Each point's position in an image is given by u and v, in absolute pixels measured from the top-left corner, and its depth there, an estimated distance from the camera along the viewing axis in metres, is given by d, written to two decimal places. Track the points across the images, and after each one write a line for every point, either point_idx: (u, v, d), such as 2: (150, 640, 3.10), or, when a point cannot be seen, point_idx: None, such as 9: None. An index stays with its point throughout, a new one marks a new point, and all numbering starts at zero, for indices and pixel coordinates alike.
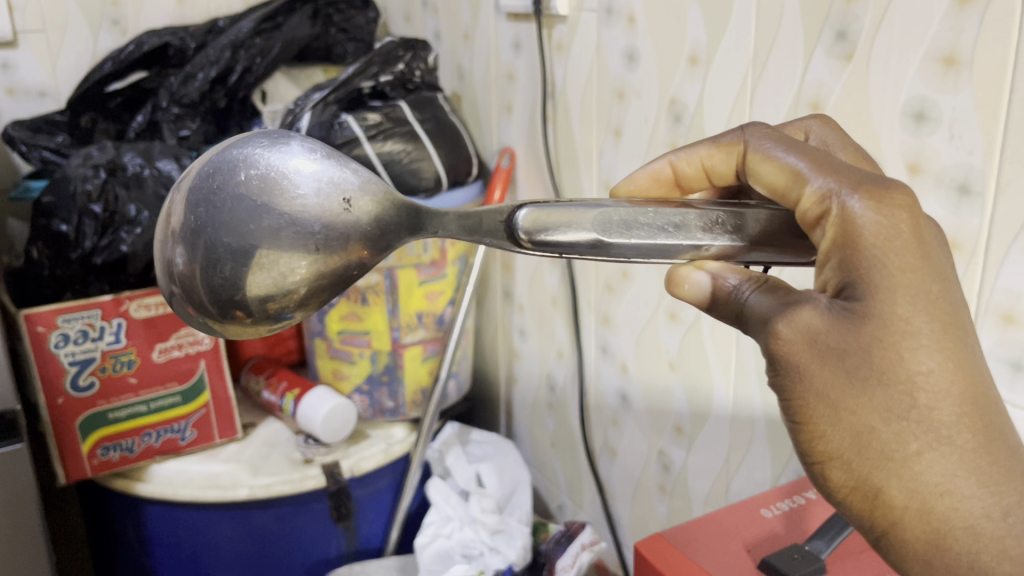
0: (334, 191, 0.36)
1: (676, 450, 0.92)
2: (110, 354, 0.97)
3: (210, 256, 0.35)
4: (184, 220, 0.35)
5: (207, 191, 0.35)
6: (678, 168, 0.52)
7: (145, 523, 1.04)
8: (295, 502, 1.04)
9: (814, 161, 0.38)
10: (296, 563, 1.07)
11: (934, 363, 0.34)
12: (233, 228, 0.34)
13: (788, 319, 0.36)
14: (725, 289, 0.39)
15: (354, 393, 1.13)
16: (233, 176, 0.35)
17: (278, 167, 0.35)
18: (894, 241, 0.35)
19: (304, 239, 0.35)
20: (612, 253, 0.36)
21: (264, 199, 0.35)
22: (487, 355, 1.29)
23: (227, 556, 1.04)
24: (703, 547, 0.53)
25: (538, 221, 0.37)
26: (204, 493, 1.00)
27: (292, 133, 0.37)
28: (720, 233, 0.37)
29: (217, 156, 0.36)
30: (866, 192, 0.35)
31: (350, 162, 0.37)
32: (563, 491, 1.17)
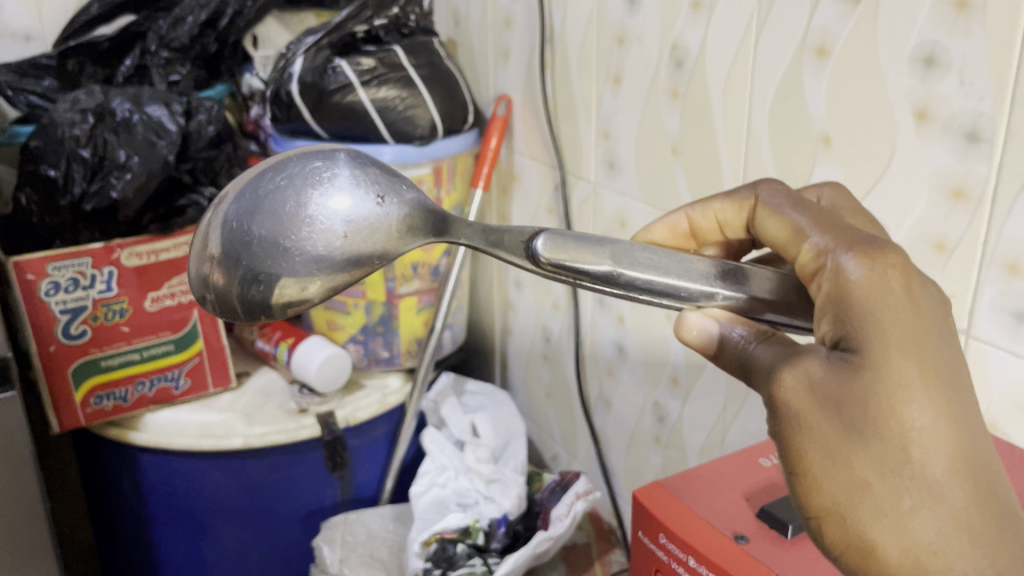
0: (366, 209, 0.36)
1: (671, 401, 0.91)
2: (102, 302, 0.96)
3: (245, 247, 0.35)
4: (225, 213, 0.36)
5: (252, 200, 0.36)
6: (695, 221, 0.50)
7: (139, 472, 1.04)
8: (291, 451, 1.04)
9: (812, 216, 0.39)
10: (291, 512, 1.07)
11: (927, 418, 0.32)
12: (268, 239, 0.35)
13: (791, 369, 0.34)
14: (731, 339, 0.37)
15: (349, 343, 1.12)
16: (279, 188, 0.36)
17: (320, 187, 0.36)
18: (886, 296, 0.34)
19: (337, 240, 0.35)
20: (624, 281, 0.34)
21: (304, 196, 0.35)
22: (483, 307, 1.28)
23: (221, 505, 1.04)
24: (700, 495, 0.52)
25: (557, 247, 0.35)
26: (199, 442, 1.00)
27: (342, 152, 0.38)
28: (728, 285, 0.36)
29: (273, 168, 0.37)
30: (860, 250, 0.35)
31: (389, 178, 0.37)
32: (557, 442, 1.17)
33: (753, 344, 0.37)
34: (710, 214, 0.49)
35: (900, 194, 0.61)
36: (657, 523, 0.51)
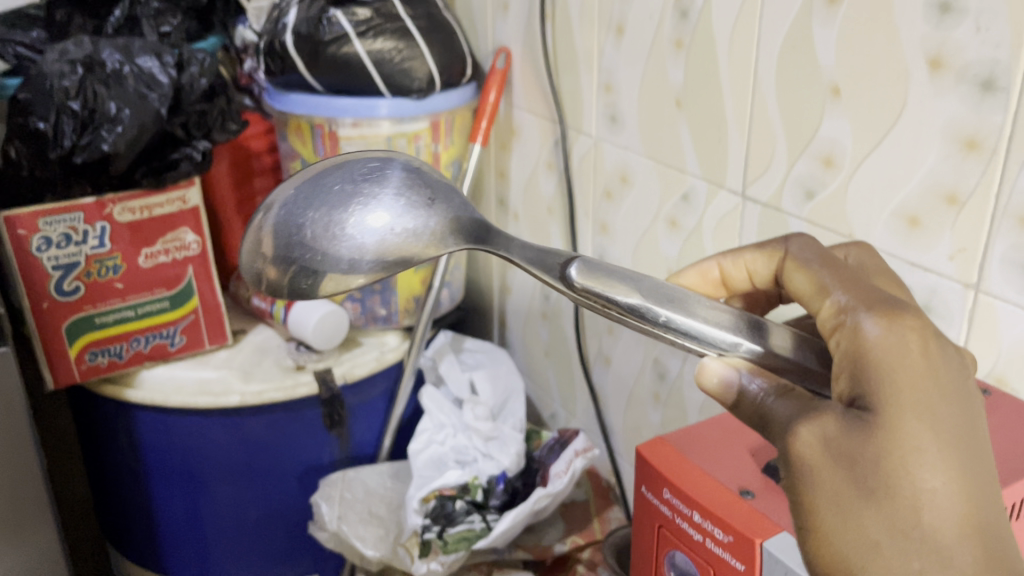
0: (404, 216, 0.42)
1: (671, 359, 0.91)
2: (95, 259, 0.95)
3: (297, 232, 0.41)
4: (283, 204, 0.42)
5: (307, 202, 0.42)
6: (728, 271, 0.51)
7: (136, 429, 1.03)
8: (288, 408, 1.03)
9: (836, 277, 0.41)
10: (289, 469, 1.06)
11: (938, 480, 0.33)
12: (318, 237, 0.41)
13: (809, 423, 0.35)
14: (749, 392, 0.37)
15: (346, 300, 1.11)
16: (330, 193, 0.42)
17: (367, 198, 0.42)
18: (905, 357, 0.35)
19: (379, 237, 0.41)
20: (651, 313, 0.35)
21: (353, 194, 0.42)
22: (481, 264, 1.27)
23: (218, 462, 1.03)
24: (705, 451, 0.52)
25: (593, 279, 0.37)
26: (195, 399, 0.99)
27: (382, 165, 0.44)
28: (753, 336, 0.36)
29: (324, 176, 0.43)
30: (880, 312, 0.37)
31: (422, 189, 0.43)
32: (556, 400, 1.17)
33: (772, 398, 0.37)
34: (741, 265, 0.50)
35: (910, 145, 0.60)
36: (661, 479, 0.50)
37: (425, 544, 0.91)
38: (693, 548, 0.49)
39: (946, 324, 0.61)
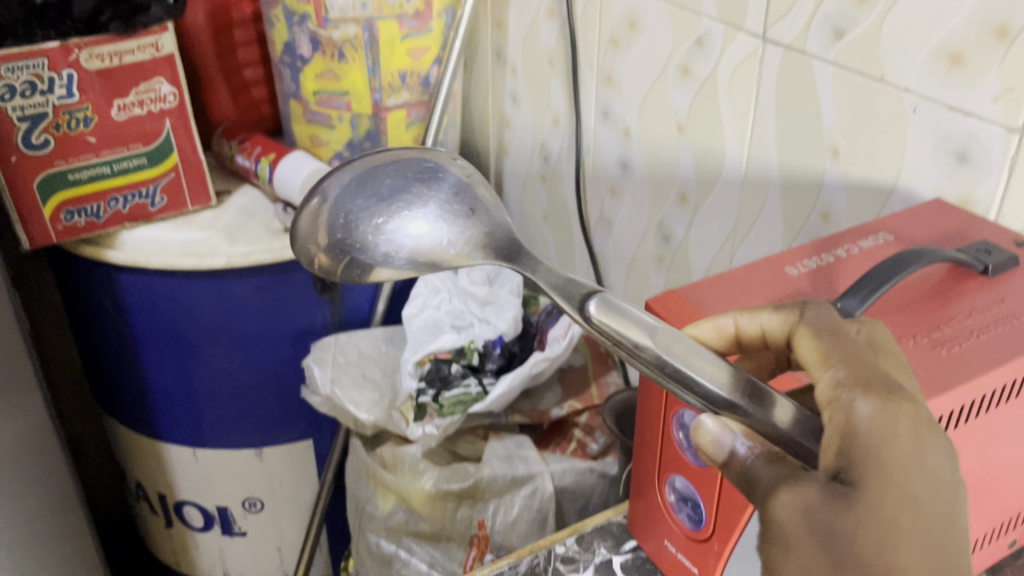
0: (435, 219, 0.51)
1: (677, 220, 0.86)
2: (64, 110, 0.88)
3: (346, 220, 0.52)
4: (339, 194, 0.53)
5: (364, 196, 0.53)
6: (740, 328, 0.43)
7: (119, 291, 0.99)
8: (276, 271, 0.98)
9: (843, 350, 0.37)
10: (280, 333, 1.02)
11: (916, 562, 0.31)
12: (365, 226, 0.52)
13: (789, 490, 0.33)
14: (735, 453, 0.36)
15: (334, 160, 1.05)
16: (382, 194, 0.53)
17: (409, 203, 0.52)
18: (894, 437, 0.32)
19: (411, 239, 0.50)
20: (645, 354, 0.37)
21: (398, 198, 0.52)
22: (476, 123, 1.21)
23: (207, 325, 1.00)
24: (721, 304, 0.48)
25: (605, 311, 0.39)
26: (179, 261, 0.95)
27: (434, 176, 0.54)
28: (752, 402, 0.35)
29: (384, 181, 0.53)
30: (875, 393, 0.34)
31: (458, 199, 0.52)
32: (554, 266, 1.13)
33: (760, 463, 0.36)
34: (753, 322, 0.43)
35: None
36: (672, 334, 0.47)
37: (420, 408, 0.88)
38: None
39: (983, 174, 0.56)
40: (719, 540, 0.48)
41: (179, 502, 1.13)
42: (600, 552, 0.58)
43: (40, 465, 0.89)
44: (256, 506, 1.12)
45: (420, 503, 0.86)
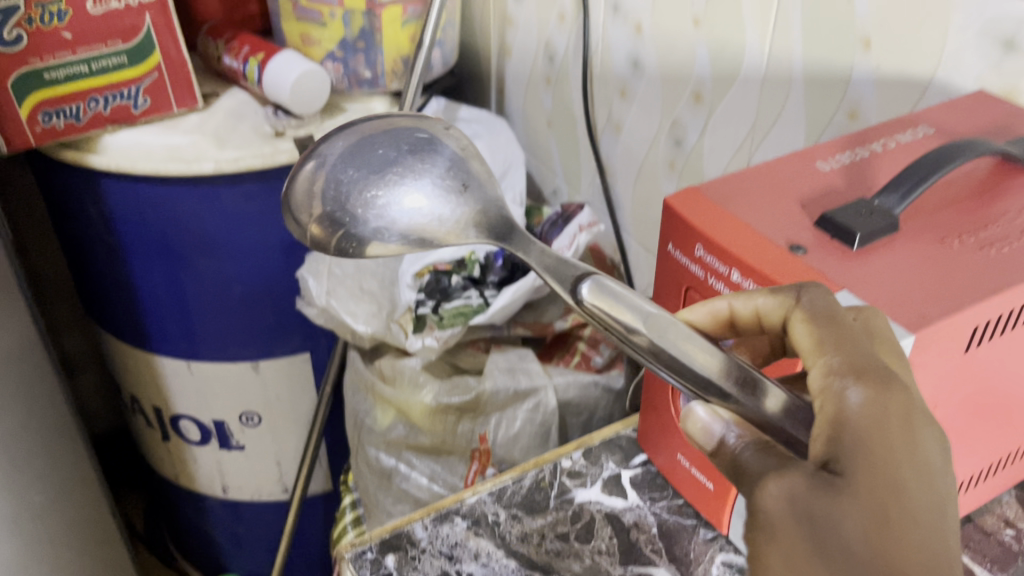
0: (442, 199, 0.44)
1: (690, 122, 0.81)
2: (35, 2, 0.82)
3: (339, 185, 0.44)
4: (332, 158, 0.45)
5: (360, 163, 0.45)
6: (734, 311, 0.38)
7: (104, 198, 0.95)
8: (268, 178, 0.93)
9: (837, 331, 0.34)
10: (272, 242, 0.98)
11: (911, 556, 0.29)
12: (363, 199, 0.44)
13: (777, 477, 0.31)
14: (725, 443, 0.34)
15: (326, 60, 0.99)
16: (380, 161, 0.45)
17: (412, 176, 0.44)
18: (885, 426, 0.31)
19: (412, 215, 0.43)
20: (639, 338, 0.33)
21: (398, 164, 0.45)
22: (477, 22, 1.14)
23: (198, 235, 0.95)
24: (746, 200, 0.44)
25: (596, 291, 0.34)
26: (166, 166, 0.89)
27: (436, 147, 0.46)
28: (745, 392, 0.32)
29: (380, 146, 0.46)
30: (866, 380, 0.32)
31: (465, 177, 0.45)
32: (558, 175, 1.08)
33: (750, 451, 0.33)
34: (749, 306, 0.37)
35: None
36: (692, 233, 0.43)
37: (419, 319, 0.85)
38: None
39: None
40: None
41: (175, 415, 1.11)
42: (607, 466, 0.56)
43: (32, 376, 0.86)
44: (253, 420, 1.10)
45: (419, 416, 0.84)
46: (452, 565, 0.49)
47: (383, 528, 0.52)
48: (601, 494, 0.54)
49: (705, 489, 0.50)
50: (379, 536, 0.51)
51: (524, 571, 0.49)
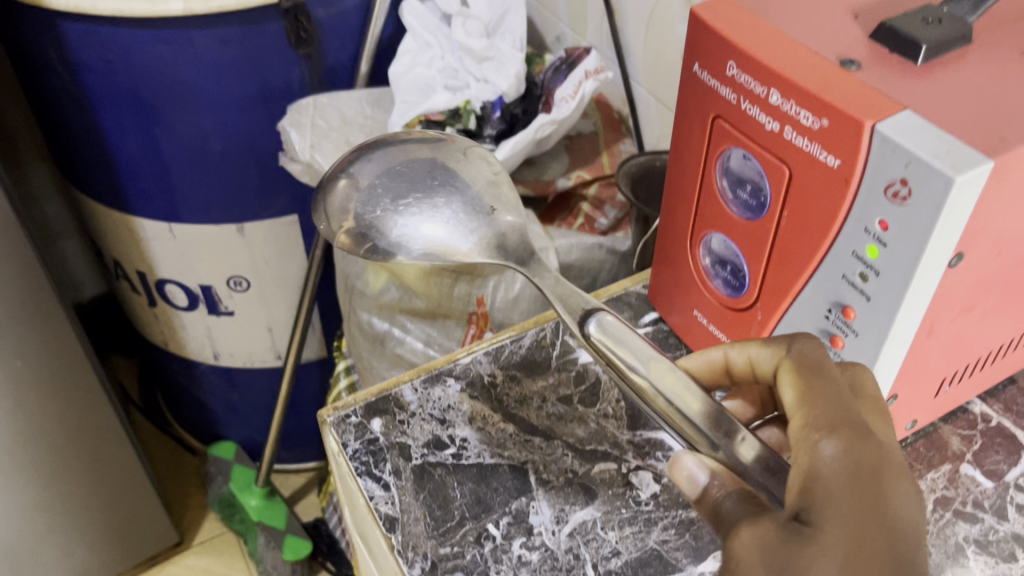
0: (461, 213, 0.44)
1: None
2: None
3: (371, 203, 0.45)
4: (366, 171, 0.47)
5: (390, 175, 0.46)
6: (729, 360, 0.37)
7: (66, 43, 0.82)
8: (244, 20, 0.79)
9: (819, 382, 0.32)
10: (244, 83, 0.83)
11: None
12: (388, 206, 0.45)
13: (749, 525, 0.28)
14: (710, 493, 0.31)
15: None
16: (410, 173, 0.46)
17: (435, 194, 0.45)
18: (861, 481, 0.28)
19: (429, 231, 0.43)
20: (634, 377, 0.33)
21: (427, 186, 0.45)
22: None
23: (172, 84, 0.83)
24: (789, 11, 0.37)
25: (605, 332, 0.35)
26: (131, 7, 0.77)
27: (465, 169, 0.47)
28: (723, 442, 0.32)
29: (412, 163, 0.47)
30: (844, 434, 0.29)
31: (487, 198, 0.45)
32: (563, 19, 0.99)
33: (732, 501, 0.30)
34: (743, 355, 0.37)
35: None
36: (725, 48, 0.36)
37: None
38: (763, 145, 0.36)
39: None
40: (764, 310, 0.41)
41: (160, 280, 1.01)
42: None
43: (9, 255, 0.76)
44: (241, 285, 1.00)
45: (413, 280, 0.74)
46: (445, 430, 0.45)
47: (369, 391, 0.48)
48: None
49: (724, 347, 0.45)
50: (365, 400, 0.47)
51: (523, 437, 0.45)
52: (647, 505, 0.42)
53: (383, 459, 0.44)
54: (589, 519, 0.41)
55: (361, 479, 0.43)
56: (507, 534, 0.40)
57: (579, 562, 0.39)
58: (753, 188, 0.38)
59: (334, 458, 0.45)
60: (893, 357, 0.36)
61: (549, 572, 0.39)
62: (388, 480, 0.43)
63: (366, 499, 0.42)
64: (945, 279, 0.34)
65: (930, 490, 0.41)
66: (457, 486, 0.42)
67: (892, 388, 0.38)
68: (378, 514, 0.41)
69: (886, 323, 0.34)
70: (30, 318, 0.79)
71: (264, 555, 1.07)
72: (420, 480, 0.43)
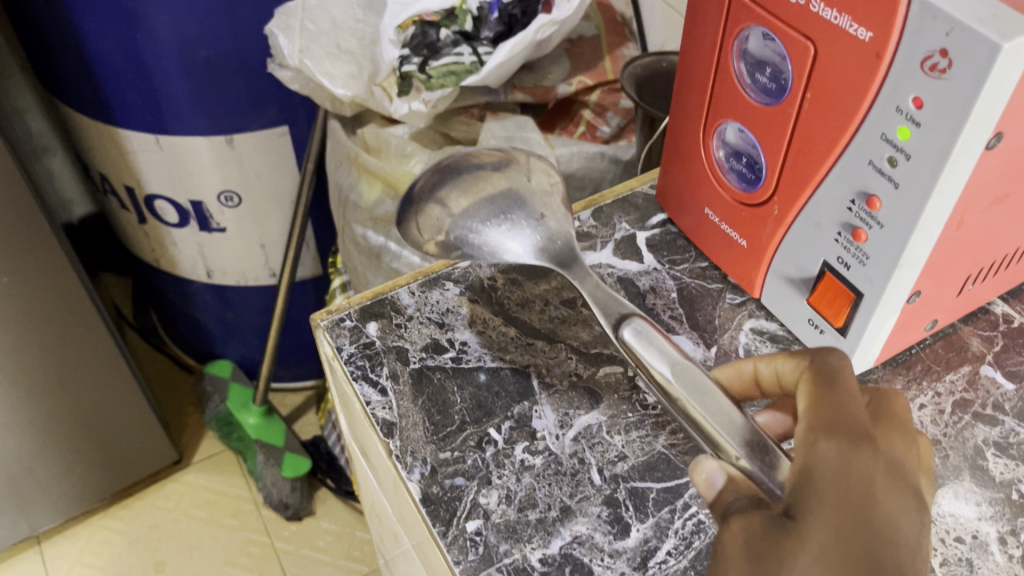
0: (541, 229, 0.41)
1: None
2: None
3: (459, 223, 0.41)
4: (444, 183, 0.43)
5: (466, 184, 0.43)
6: (758, 371, 0.35)
7: None
8: None
9: (829, 384, 0.30)
10: None
11: None
12: (475, 216, 0.41)
13: (740, 516, 0.27)
14: (723, 493, 0.29)
15: None
16: (484, 182, 0.43)
17: (514, 206, 0.41)
18: (856, 484, 0.27)
19: (519, 244, 0.40)
20: (661, 380, 0.33)
21: (503, 199, 0.42)
22: None
23: None
24: None
25: (639, 338, 0.34)
26: None
27: (525, 176, 0.43)
28: (754, 457, 0.30)
29: (482, 170, 0.43)
30: (846, 436, 0.28)
31: (555, 212, 0.42)
32: None
33: (743, 503, 0.28)
34: (771, 368, 0.34)
35: None
36: None
37: (404, 80, 0.66)
38: (786, 19, 0.33)
39: None
40: (782, 205, 0.38)
41: (149, 195, 0.96)
42: (621, 228, 0.48)
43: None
44: (233, 201, 0.95)
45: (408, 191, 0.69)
46: (444, 334, 0.43)
47: (363, 295, 0.46)
48: (613, 258, 0.47)
49: (737, 246, 0.43)
50: (360, 303, 0.45)
51: (524, 340, 0.43)
52: (654, 409, 0.40)
53: (379, 363, 0.42)
54: (593, 423, 0.39)
55: (357, 384, 0.41)
56: (509, 439, 0.39)
57: (584, 467, 0.38)
58: (773, 71, 0.35)
59: (328, 364, 0.43)
60: (919, 250, 0.34)
61: (554, 477, 0.38)
62: (385, 385, 0.41)
63: (363, 404, 0.40)
64: (979, 167, 0.31)
65: (949, 392, 0.40)
66: (457, 390, 0.41)
67: (915, 285, 0.36)
68: (374, 420, 0.39)
69: (915, 211, 0.32)
70: (17, 237, 0.77)
71: (263, 473, 1.05)
72: (418, 384, 0.41)
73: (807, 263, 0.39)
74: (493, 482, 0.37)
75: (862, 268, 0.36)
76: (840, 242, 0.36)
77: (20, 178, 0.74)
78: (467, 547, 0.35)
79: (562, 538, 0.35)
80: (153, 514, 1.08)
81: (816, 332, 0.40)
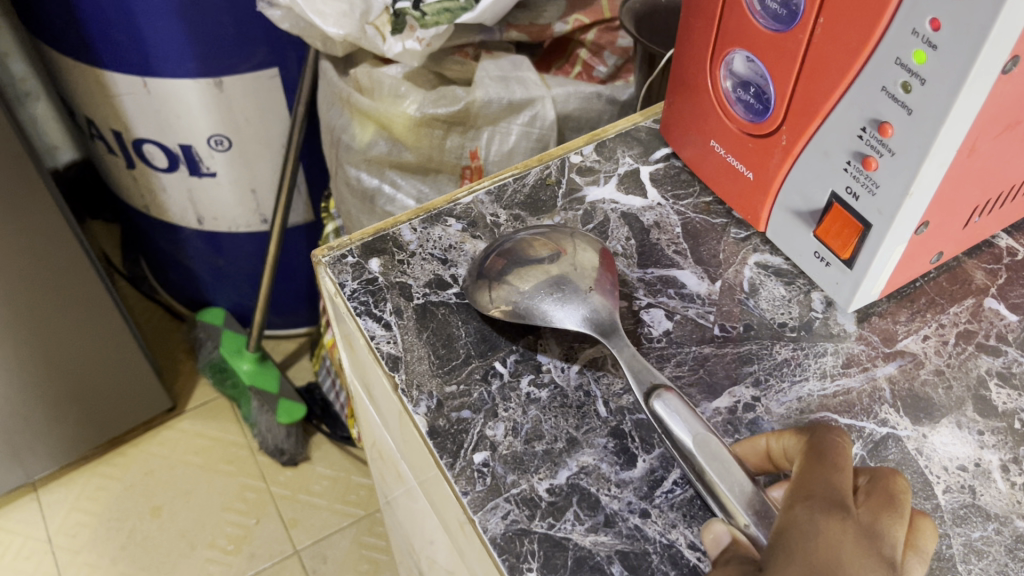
0: (591, 308, 0.38)
1: None
2: None
3: (537, 309, 0.38)
4: (501, 261, 0.40)
5: (522, 259, 0.40)
6: (770, 449, 0.33)
7: None
8: None
9: (822, 454, 0.30)
10: None
11: None
12: (533, 295, 0.38)
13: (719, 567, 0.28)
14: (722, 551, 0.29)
15: None
16: (538, 258, 0.40)
17: (568, 286, 0.39)
18: (825, 542, 0.27)
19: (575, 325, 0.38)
20: (683, 448, 0.33)
21: (560, 281, 0.39)
22: None
23: None
24: None
25: (667, 410, 0.34)
26: None
27: (571, 247, 0.40)
28: (762, 525, 0.30)
29: (532, 243, 0.40)
30: (825, 501, 0.28)
31: (602, 291, 0.39)
32: None
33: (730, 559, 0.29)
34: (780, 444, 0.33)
35: None
36: None
37: (398, 18, 0.64)
38: None
39: None
40: (790, 134, 0.38)
41: (137, 140, 0.94)
42: (624, 162, 0.48)
43: None
44: (222, 144, 0.93)
45: (402, 132, 0.68)
46: (447, 270, 0.43)
47: (365, 232, 0.45)
48: (616, 194, 0.46)
49: (743, 179, 0.43)
50: (361, 240, 0.44)
51: None
52: (659, 342, 0.40)
53: (383, 299, 0.42)
54: (597, 357, 0.40)
55: (361, 319, 0.41)
56: (514, 372, 0.39)
57: (589, 399, 0.38)
58: None
59: (330, 300, 0.43)
60: (930, 179, 0.34)
61: (559, 409, 0.38)
62: (389, 320, 0.41)
63: (368, 339, 0.40)
64: (995, 89, 0.31)
65: (953, 324, 0.40)
66: (461, 325, 0.41)
67: (922, 216, 0.36)
68: (379, 354, 0.39)
69: (928, 137, 0.32)
70: (7, 182, 0.75)
71: (257, 420, 1.05)
72: (422, 319, 0.41)
73: (815, 194, 0.38)
74: (499, 415, 0.37)
75: (870, 198, 0.36)
76: (850, 171, 0.36)
77: (6, 119, 0.72)
78: (474, 477, 0.35)
79: (569, 469, 0.36)
80: (149, 460, 1.08)
81: (822, 266, 0.40)
